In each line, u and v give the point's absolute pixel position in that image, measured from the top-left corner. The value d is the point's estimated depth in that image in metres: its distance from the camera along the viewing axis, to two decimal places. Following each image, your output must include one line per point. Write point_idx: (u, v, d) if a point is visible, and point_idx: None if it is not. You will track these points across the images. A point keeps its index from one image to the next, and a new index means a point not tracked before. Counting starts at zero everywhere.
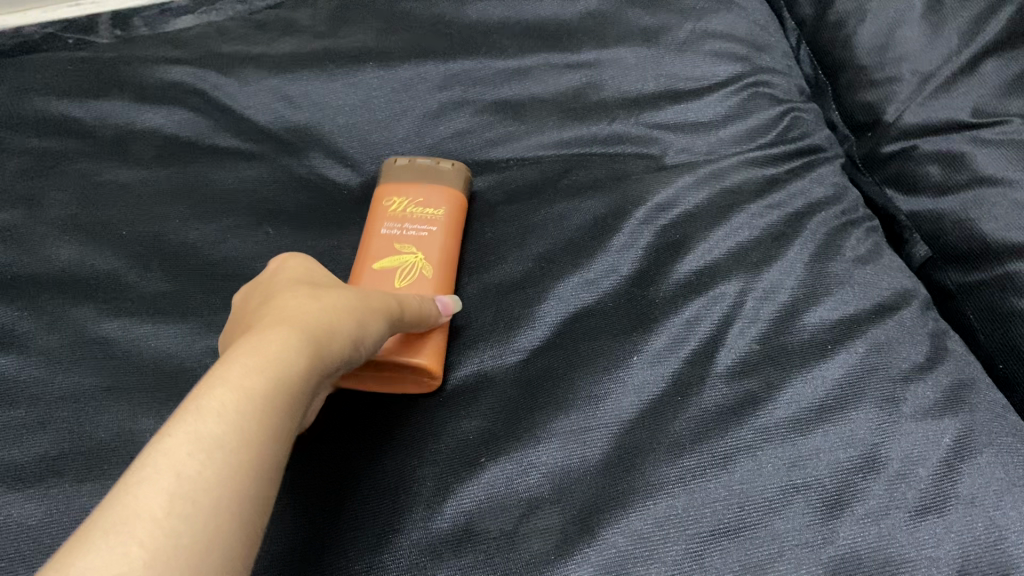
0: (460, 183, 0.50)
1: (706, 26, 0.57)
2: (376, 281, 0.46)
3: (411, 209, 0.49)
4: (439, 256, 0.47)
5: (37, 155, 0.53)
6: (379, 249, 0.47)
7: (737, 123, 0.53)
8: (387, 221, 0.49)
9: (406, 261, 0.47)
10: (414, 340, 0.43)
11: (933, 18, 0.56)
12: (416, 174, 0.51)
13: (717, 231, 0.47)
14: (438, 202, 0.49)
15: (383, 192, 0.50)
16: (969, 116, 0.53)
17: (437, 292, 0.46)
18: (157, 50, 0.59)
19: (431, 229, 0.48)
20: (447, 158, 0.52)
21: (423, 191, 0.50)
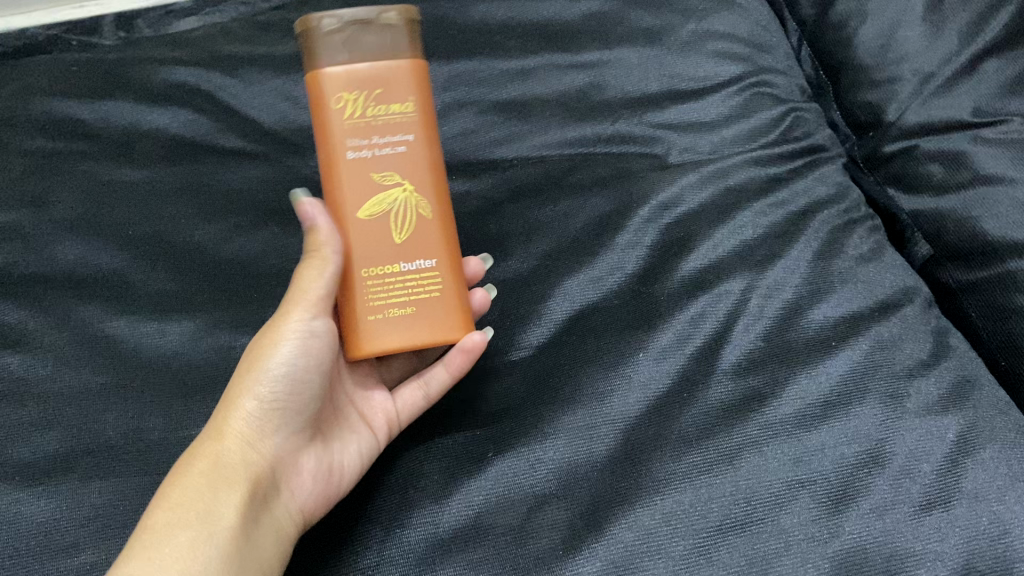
0: (416, 45, 0.41)
1: (709, 27, 0.57)
2: (368, 232, 0.41)
3: (373, 111, 0.40)
4: (428, 170, 0.42)
5: (44, 156, 0.54)
6: (363, 186, 0.41)
7: (739, 124, 0.54)
8: (351, 135, 0.40)
9: (395, 199, 0.41)
10: (448, 314, 0.41)
11: (934, 18, 0.56)
12: (353, 48, 0.40)
13: (721, 229, 0.48)
14: (401, 94, 0.41)
15: (325, 85, 0.40)
16: (970, 115, 0.54)
17: (437, 229, 0.42)
18: (161, 52, 0.59)
19: (409, 139, 0.41)
20: (386, 12, 0.40)
21: (380, 78, 0.40)
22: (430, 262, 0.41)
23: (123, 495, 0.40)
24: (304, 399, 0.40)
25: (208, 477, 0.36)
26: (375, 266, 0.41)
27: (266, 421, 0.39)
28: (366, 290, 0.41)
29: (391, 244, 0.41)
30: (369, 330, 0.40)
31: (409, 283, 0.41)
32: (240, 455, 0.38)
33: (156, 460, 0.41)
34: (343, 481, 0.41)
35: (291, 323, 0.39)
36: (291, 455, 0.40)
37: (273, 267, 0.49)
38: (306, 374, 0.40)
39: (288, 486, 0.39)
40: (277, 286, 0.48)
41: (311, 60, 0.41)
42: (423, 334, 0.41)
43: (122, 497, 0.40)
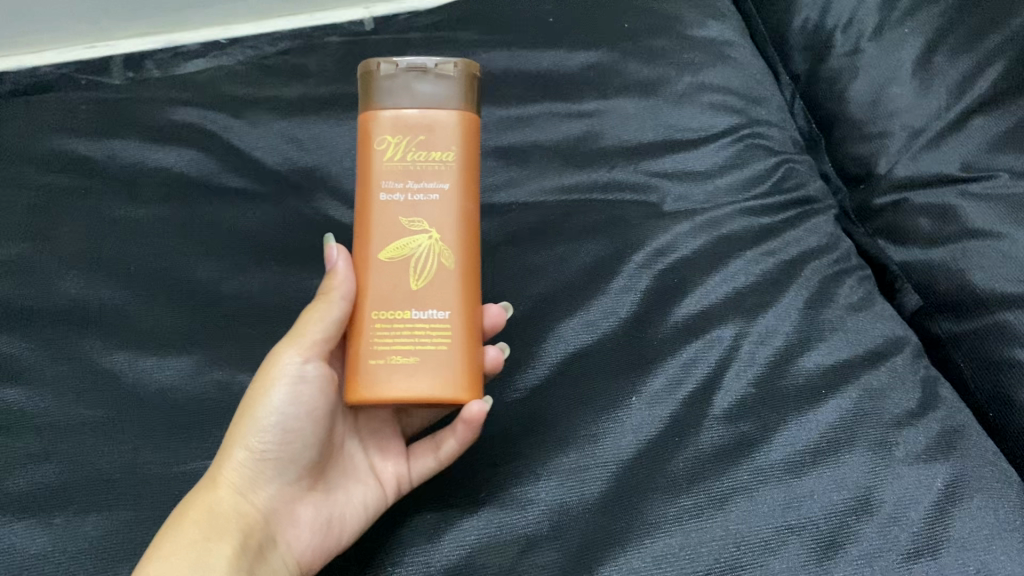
0: (470, 100, 0.42)
1: (704, 80, 0.59)
2: (384, 275, 0.41)
3: (412, 156, 0.41)
4: (456, 223, 0.41)
5: (51, 192, 0.55)
6: (388, 228, 0.41)
7: (733, 173, 0.55)
8: (386, 176, 0.41)
9: (417, 246, 0.41)
10: (452, 371, 0.40)
11: (922, 76, 0.58)
12: (402, 93, 0.42)
13: (713, 276, 0.49)
14: (444, 143, 0.41)
15: (372, 126, 0.41)
16: (958, 170, 0.55)
17: (455, 285, 0.41)
18: (169, 93, 0.61)
19: (444, 189, 0.41)
20: (445, 62, 0.41)
21: (426, 126, 0.41)
22: (441, 314, 0.40)
23: (116, 528, 0.40)
24: (298, 449, 0.40)
25: (202, 529, 0.37)
26: (387, 310, 0.40)
27: (258, 472, 0.39)
28: (374, 333, 0.40)
29: (405, 290, 0.41)
30: (368, 374, 0.39)
31: (417, 334, 0.40)
32: (231, 507, 0.38)
33: (150, 494, 0.41)
34: (344, 533, 0.41)
35: (285, 372, 0.39)
36: (286, 505, 0.40)
37: (272, 305, 0.50)
38: (299, 422, 0.40)
39: (283, 537, 0.40)
40: (275, 324, 0.49)
41: (364, 103, 0.42)
42: (422, 389, 0.39)
43: (116, 530, 0.40)
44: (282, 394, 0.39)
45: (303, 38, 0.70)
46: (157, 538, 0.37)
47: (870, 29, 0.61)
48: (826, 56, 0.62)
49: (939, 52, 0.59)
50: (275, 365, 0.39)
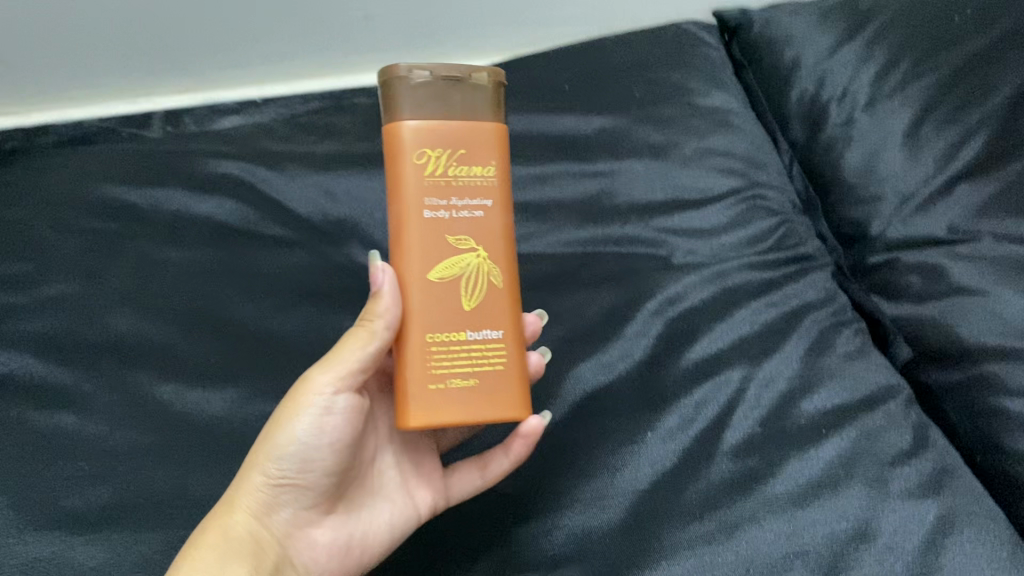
0: (498, 110, 0.45)
1: (709, 145, 0.64)
2: (436, 297, 0.42)
3: (455, 172, 0.43)
4: (499, 238, 0.44)
5: (100, 238, 0.59)
6: (435, 249, 0.43)
7: (737, 231, 0.59)
8: (429, 193, 0.43)
9: (467, 265, 0.43)
10: (510, 393, 0.43)
11: (912, 145, 0.63)
12: (442, 109, 0.43)
13: (720, 324, 0.52)
14: (483, 157, 0.44)
15: (409, 140, 0.42)
16: (945, 233, 0.60)
17: (503, 301, 0.44)
18: (208, 147, 0.65)
19: (486, 205, 0.44)
20: (479, 73, 0.43)
21: (466, 140, 0.43)
22: (494, 334, 0.43)
23: (167, 546, 0.45)
24: (317, 477, 0.42)
25: (218, 554, 0.40)
26: (441, 334, 0.42)
27: (275, 496, 0.42)
28: (430, 356, 0.42)
29: (458, 311, 0.43)
30: (431, 401, 0.42)
31: (474, 354, 0.43)
32: (247, 529, 0.41)
33: (198, 514, 0.46)
34: (365, 551, 0.44)
35: (314, 405, 0.41)
36: (304, 527, 0.43)
37: (308, 345, 0.54)
38: (320, 453, 0.42)
39: (297, 557, 0.43)
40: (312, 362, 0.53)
41: (393, 114, 0.43)
42: (485, 412, 0.42)
43: (167, 547, 0.45)
44: (306, 426, 0.41)
45: (332, 99, 0.75)
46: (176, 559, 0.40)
47: (862, 102, 0.66)
48: (822, 125, 0.67)
49: (926, 125, 0.64)
50: (303, 395, 0.41)
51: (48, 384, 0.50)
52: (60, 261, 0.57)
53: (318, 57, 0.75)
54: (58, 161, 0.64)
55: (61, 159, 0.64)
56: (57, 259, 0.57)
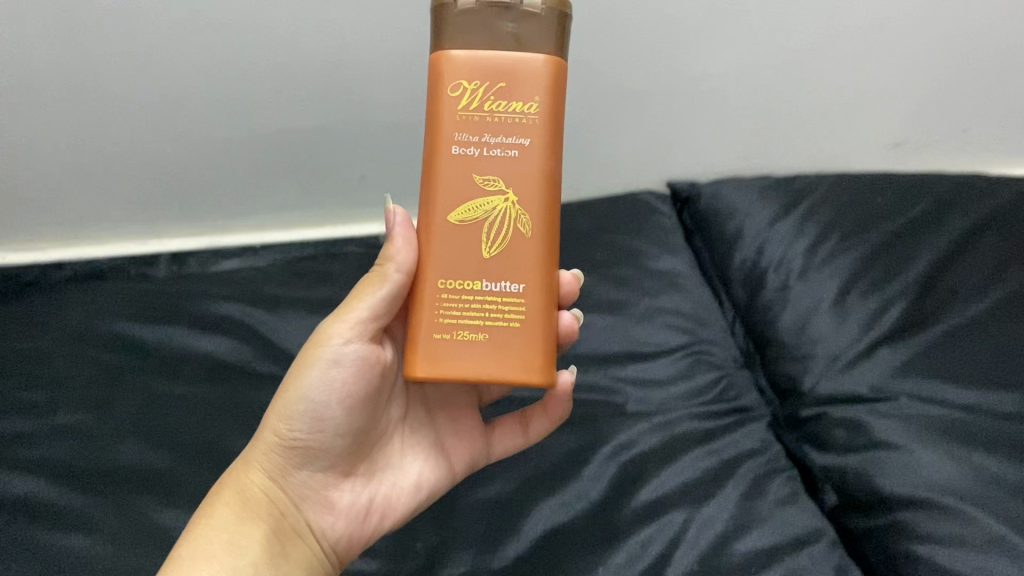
0: (554, 40, 0.48)
1: (661, 303, 0.74)
2: (455, 243, 0.49)
3: (491, 105, 0.48)
4: (532, 179, 0.49)
5: (111, 370, 0.65)
6: (459, 194, 0.48)
7: (685, 382, 0.67)
8: (463, 130, 0.48)
9: (494, 210, 0.48)
10: (517, 346, 0.48)
11: (839, 311, 0.72)
12: (482, 36, 0.48)
13: (667, 468, 0.59)
14: (526, 93, 0.48)
15: (448, 71, 0.48)
16: (868, 391, 0.66)
17: (527, 248, 0.49)
18: (212, 289, 0.73)
19: (522, 144, 0.48)
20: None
21: (507, 75, 0.48)
22: (513, 286, 0.48)
23: None
24: (327, 439, 0.51)
25: (235, 512, 0.49)
26: (453, 281, 0.48)
27: (290, 460, 0.51)
28: (445, 301, 0.48)
29: (477, 259, 0.48)
30: (435, 347, 0.47)
31: (488, 303, 0.48)
32: (260, 489, 0.51)
33: None
34: (379, 509, 0.54)
35: (325, 357, 0.50)
36: (323, 486, 0.52)
37: None
38: (329, 410, 0.51)
39: (314, 518, 0.52)
40: None
41: (440, 42, 0.48)
42: (486, 362, 0.47)
43: None
44: (316, 382, 0.50)
45: (329, 246, 0.85)
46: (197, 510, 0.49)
47: (795, 271, 0.76)
48: (760, 290, 0.76)
49: (851, 295, 0.73)
50: (314, 353, 0.50)
51: (61, 508, 0.55)
52: (73, 394, 0.63)
53: (320, 208, 0.89)
54: (75, 298, 0.72)
55: (78, 297, 0.72)
56: (69, 392, 0.63)
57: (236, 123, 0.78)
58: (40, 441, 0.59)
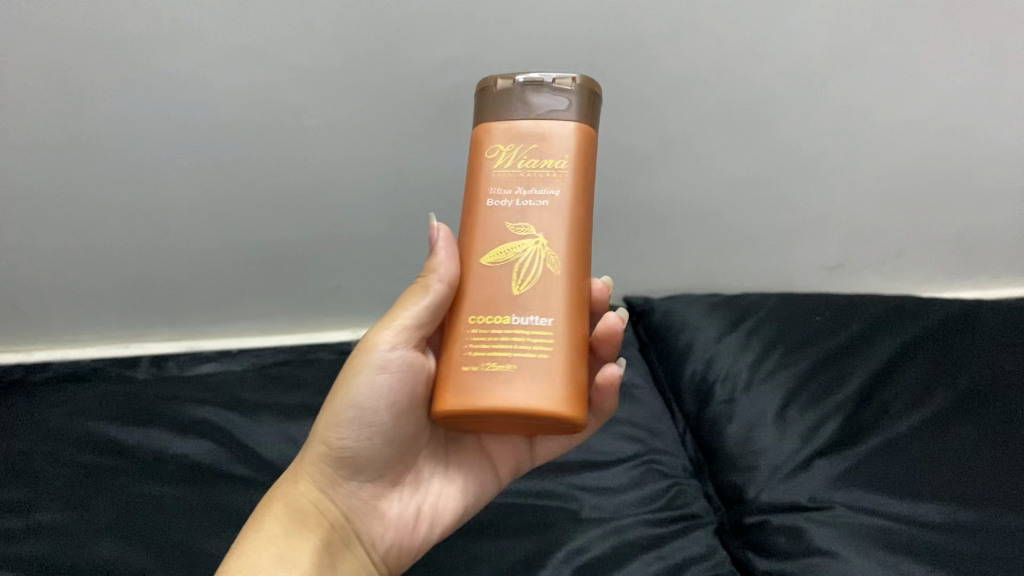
0: (586, 112, 0.54)
1: (614, 414, 0.80)
2: (489, 282, 0.53)
3: (524, 163, 0.54)
4: (560, 228, 0.53)
5: (90, 471, 0.68)
6: (493, 238, 0.53)
7: (636, 490, 0.72)
8: (497, 185, 0.54)
9: (524, 252, 0.53)
10: (544, 376, 0.50)
11: (781, 424, 0.77)
12: (518, 107, 0.54)
13: (618, 572, 0.63)
14: (556, 154, 0.54)
15: (488, 139, 0.55)
16: (807, 500, 0.70)
17: (554, 287, 0.52)
18: (190, 392, 0.77)
19: (551, 196, 0.53)
20: (561, 78, 0.54)
21: (538, 140, 0.54)
22: (541, 319, 0.52)
23: None
24: (372, 447, 0.59)
25: (283, 526, 0.54)
26: (486, 314, 0.52)
27: (338, 471, 0.58)
28: (474, 335, 0.52)
29: (507, 296, 0.52)
30: (463, 377, 0.50)
31: (516, 334, 0.51)
32: (310, 499, 0.57)
33: None
34: (420, 517, 0.61)
35: (372, 362, 0.57)
36: (370, 499, 0.60)
37: None
38: (376, 416, 0.58)
39: (365, 527, 0.59)
40: None
41: (483, 115, 0.55)
42: (509, 391, 0.49)
43: None
44: (363, 388, 0.57)
45: (306, 352, 0.89)
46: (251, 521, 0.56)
47: (741, 384, 0.81)
48: (709, 402, 0.82)
49: (792, 409, 0.78)
50: (362, 362, 0.57)
51: None
52: (53, 493, 0.66)
53: (293, 322, 0.96)
54: (57, 398, 0.76)
55: (60, 397, 0.76)
56: (49, 491, 0.66)
57: (219, 238, 0.85)
58: (19, 540, 0.62)
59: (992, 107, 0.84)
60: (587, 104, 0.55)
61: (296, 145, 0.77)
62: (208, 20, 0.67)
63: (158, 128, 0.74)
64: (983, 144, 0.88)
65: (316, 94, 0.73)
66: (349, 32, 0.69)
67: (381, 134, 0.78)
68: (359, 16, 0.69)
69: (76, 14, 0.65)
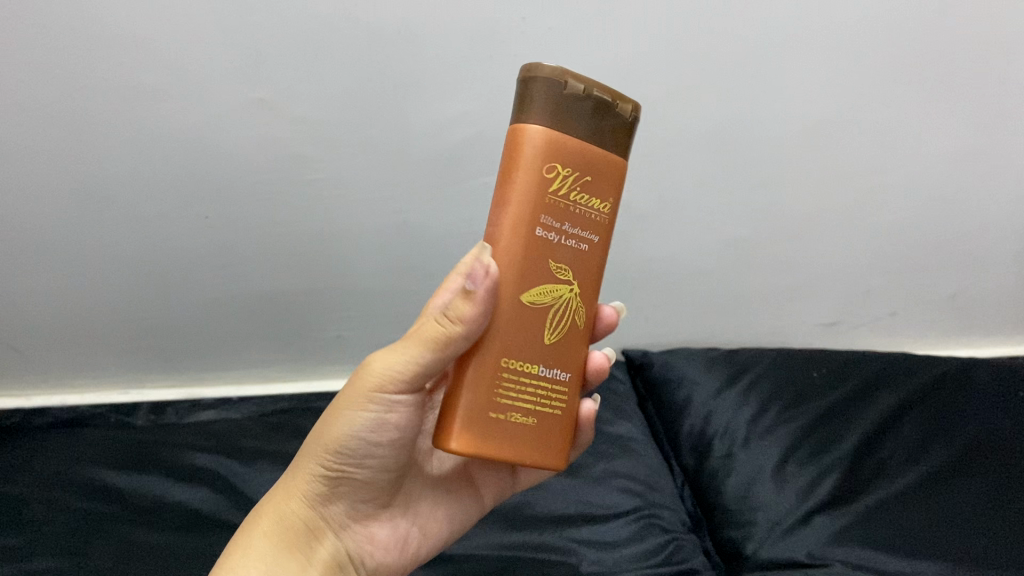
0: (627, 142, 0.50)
1: (613, 467, 0.80)
2: (521, 323, 0.48)
3: (577, 193, 0.48)
4: (591, 273, 0.50)
5: (87, 517, 0.68)
6: (535, 277, 0.48)
7: (635, 544, 0.72)
8: (547, 213, 0.47)
9: (560, 296, 0.49)
10: (557, 436, 0.49)
11: (779, 479, 0.77)
12: (580, 124, 0.47)
13: None
14: (604, 191, 0.49)
15: (549, 153, 0.47)
16: (806, 556, 0.69)
17: (575, 337, 0.51)
18: (189, 440, 0.77)
19: (592, 239, 0.50)
20: (623, 102, 0.49)
21: (593, 169, 0.48)
22: (560, 372, 0.50)
23: None
24: (368, 472, 0.55)
25: (274, 544, 0.52)
26: (518, 360, 0.48)
27: (331, 491, 0.55)
28: (500, 382, 0.47)
29: (537, 344, 0.49)
30: (490, 428, 0.47)
31: (537, 385, 0.49)
32: (302, 518, 0.54)
33: None
34: (411, 538, 0.60)
35: (377, 398, 0.51)
36: (362, 519, 0.58)
37: None
38: (375, 448, 0.53)
39: (354, 548, 0.57)
40: None
41: (541, 117, 0.47)
42: (530, 447, 0.48)
43: None
44: (366, 423, 0.52)
45: (305, 401, 0.90)
46: (236, 537, 0.53)
47: (739, 440, 0.82)
48: (708, 457, 0.82)
49: (790, 465, 0.79)
50: (363, 392, 0.52)
51: None
52: (49, 539, 0.65)
53: (294, 370, 0.97)
54: (57, 444, 0.76)
55: (59, 442, 0.76)
56: (44, 537, 0.65)
57: (223, 286, 0.86)
58: None
59: (982, 171, 0.86)
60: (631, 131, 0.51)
61: (302, 197, 0.79)
62: (221, 74, 0.69)
63: (167, 180, 0.76)
64: (973, 208, 0.90)
65: (324, 149, 0.75)
66: (358, 87, 0.71)
67: (388, 188, 0.79)
68: (368, 72, 0.70)
69: (87, 68, 0.67)
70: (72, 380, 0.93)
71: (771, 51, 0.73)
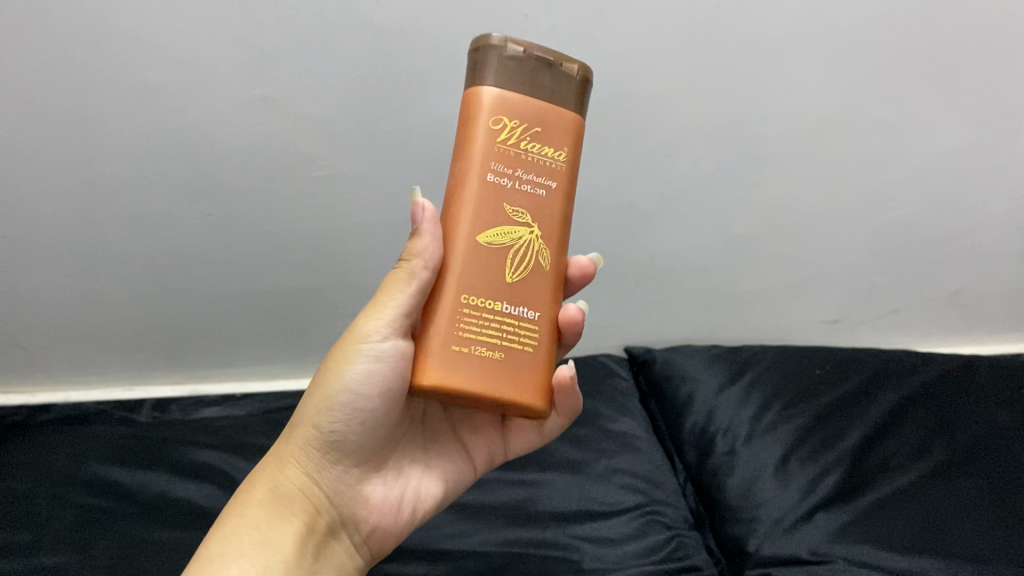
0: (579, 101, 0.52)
1: (616, 463, 0.80)
2: (480, 261, 0.50)
3: (526, 143, 0.50)
4: (552, 218, 0.52)
5: (91, 513, 0.68)
6: (490, 217, 0.50)
7: (635, 541, 0.72)
8: (496, 160, 0.50)
9: (519, 236, 0.50)
10: (526, 370, 0.50)
11: (782, 477, 0.77)
12: (523, 84, 0.50)
13: None
14: (558, 141, 0.51)
15: (491, 105, 0.49)
16: (808, 554, 0.69)
17: (544, 282, 0.51)
18: (193, 437, 0.77)
19: (551, 185, 0.51)
20: (570, 62, 0.51)
21: (542, 120, 0.51)
22: (529, 313, 0.51)
23: None
24: (362, 430, 0.55)
25: (269, 512, 0.52)
26: (474, 297, 0.50)
27: (326, 455, 0.55)
28: (461, 317, 0.49)
29: (499, 282, 0.50)
30: (450, 359, 0.48)
31: (503, 321, 0.50)
32: (297, 484, 0.54)
33: None
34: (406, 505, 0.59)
35: (365, 351, 0.52)
36: (359, 485, 0.57)
37: None
38: (367, 403, 0.54)
39: (352, 513, 0.56)
40: None
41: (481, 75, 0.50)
42: (498, 379, 0.49)
43: None
44: (357, 376, 0.53)
45: None
46: (235, 505, 0.54)
47: (741, 437, 0.82)
48: (710, 454, 0.82)
49: (791, 462, 0.79)
50: (355, 350, 0.53)
51: None
52: (52, 536, 0.66)
53: (298, 367, 0.97)
54: (61, 440, 0.76)
55: (64, 438, 0.76)
56: (49, 533, 0.66)
57: (227, 282, 0.86)
58: None
59: (986, 167, 0.86)
60: (581, 89, 0.52)
61: (305, 192, 0.79)
62: (225, 69, 0.69)
63: (171, 176, 0.76)
64: (978, 204, 0.90)
65: (327, 145, 0.75)
66: (362, 83, 0.71)
67: (391, 184, 0.79)
68: (372, 68, 0.70)
69: (91, 63, 0.67)
70: (76, 377, 0.93)
71: (774, 47, 0.73)
